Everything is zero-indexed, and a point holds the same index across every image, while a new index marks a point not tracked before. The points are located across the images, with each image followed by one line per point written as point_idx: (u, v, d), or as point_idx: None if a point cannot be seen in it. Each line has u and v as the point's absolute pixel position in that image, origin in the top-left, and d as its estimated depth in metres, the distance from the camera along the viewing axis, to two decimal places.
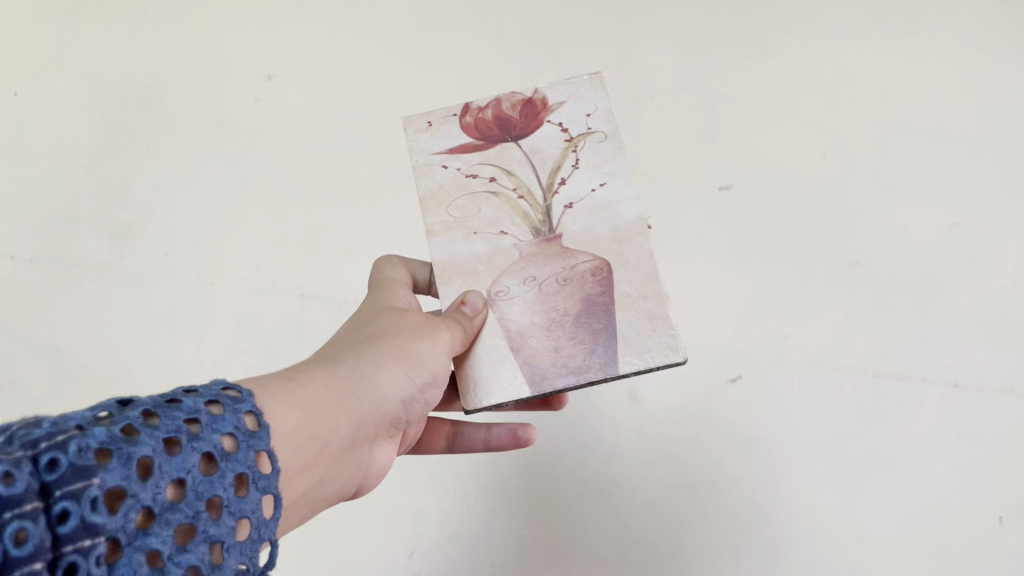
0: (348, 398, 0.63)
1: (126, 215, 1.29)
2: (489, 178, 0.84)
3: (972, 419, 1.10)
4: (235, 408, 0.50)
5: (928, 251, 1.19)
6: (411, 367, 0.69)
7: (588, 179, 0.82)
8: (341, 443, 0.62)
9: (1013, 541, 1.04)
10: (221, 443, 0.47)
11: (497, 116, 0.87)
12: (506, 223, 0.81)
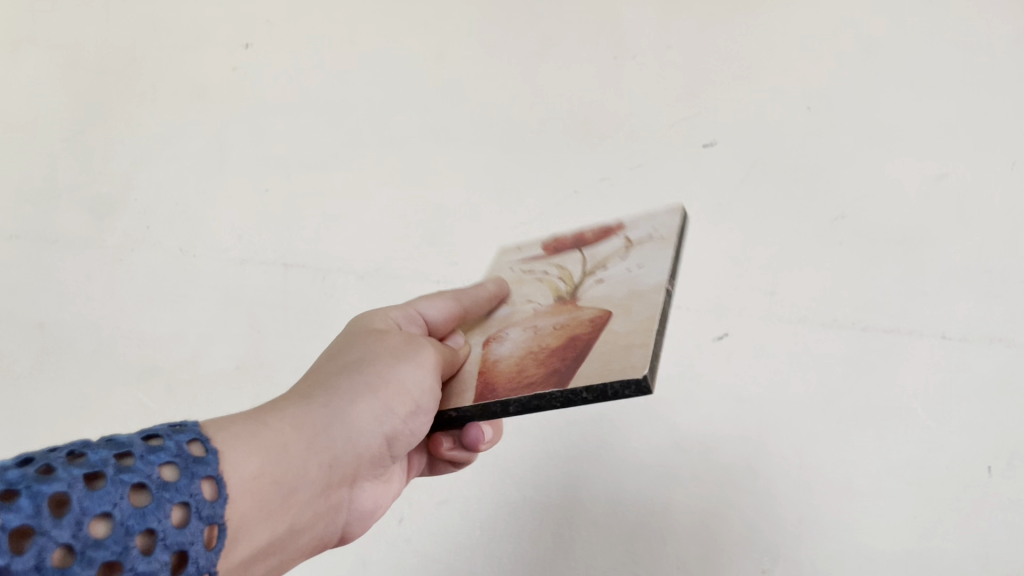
0: (316, 460, 0.65)
1: (105, 187, 1.28)
2: (542, 272, 0.95)
3: (961, 369, 1.09)
4: (193, 472, 0.51)
5: (916, 204, 1.15)
6: (388, 399, 0.73)
7: (630, 266, 0.87)
8: (308, 486, 0.64)
9: (1002, 490, 1.06)
10: (155, 475, 0.49)
11: (575, 239, 0.99)
12: (537, 297, 0.91)
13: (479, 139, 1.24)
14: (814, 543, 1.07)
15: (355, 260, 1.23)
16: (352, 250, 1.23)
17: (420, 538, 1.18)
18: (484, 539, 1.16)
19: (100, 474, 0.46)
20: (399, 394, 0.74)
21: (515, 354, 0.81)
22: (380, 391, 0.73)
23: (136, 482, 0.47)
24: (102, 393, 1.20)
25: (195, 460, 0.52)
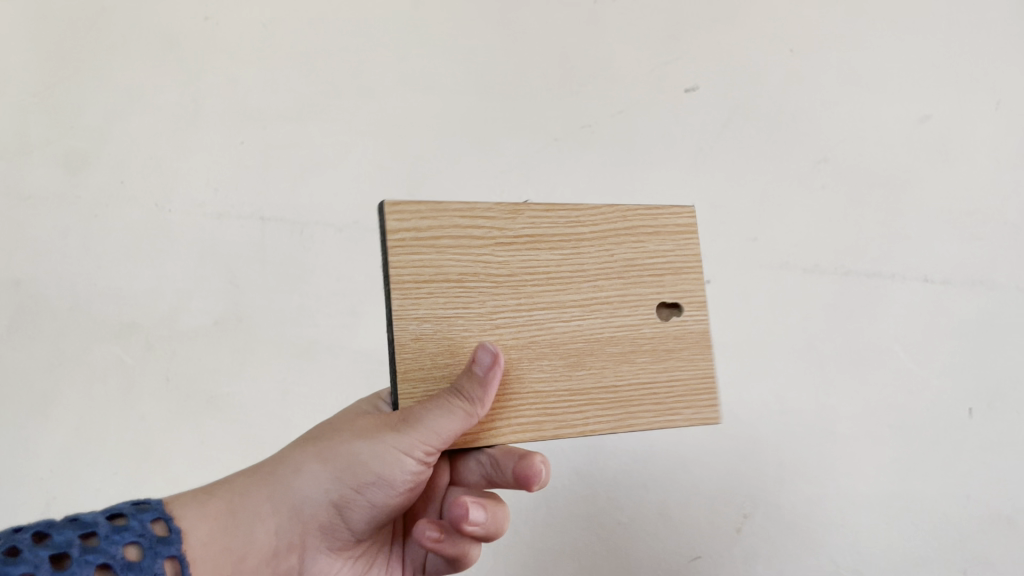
0: (265, 525, 0.67)
1: (79, 142, 1.22)
2: None
3: (942, 312, 1.12)
4: (156, 551, 0.56)
5: (893, 142, 1.19)
6: (337, 469, 0.67)
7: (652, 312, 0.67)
8: (263, 551, 0.67)
9: (983, 431, 1.09)
10: (120, 553, 0.54)
11: None
12: None
13: (457, 87, 1.22)
14: (799, 488, 1.05)
15: (333, 213, 1.22)
16: (331, 202, 1.22)
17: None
18: None
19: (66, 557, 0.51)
20: (352, 464, 0.67)
21: None
22: (327, 477, 0.67)
23: (102, 563, 0.52)
24: (80, 349, 1.14)
25: (159, 541, 0.57)
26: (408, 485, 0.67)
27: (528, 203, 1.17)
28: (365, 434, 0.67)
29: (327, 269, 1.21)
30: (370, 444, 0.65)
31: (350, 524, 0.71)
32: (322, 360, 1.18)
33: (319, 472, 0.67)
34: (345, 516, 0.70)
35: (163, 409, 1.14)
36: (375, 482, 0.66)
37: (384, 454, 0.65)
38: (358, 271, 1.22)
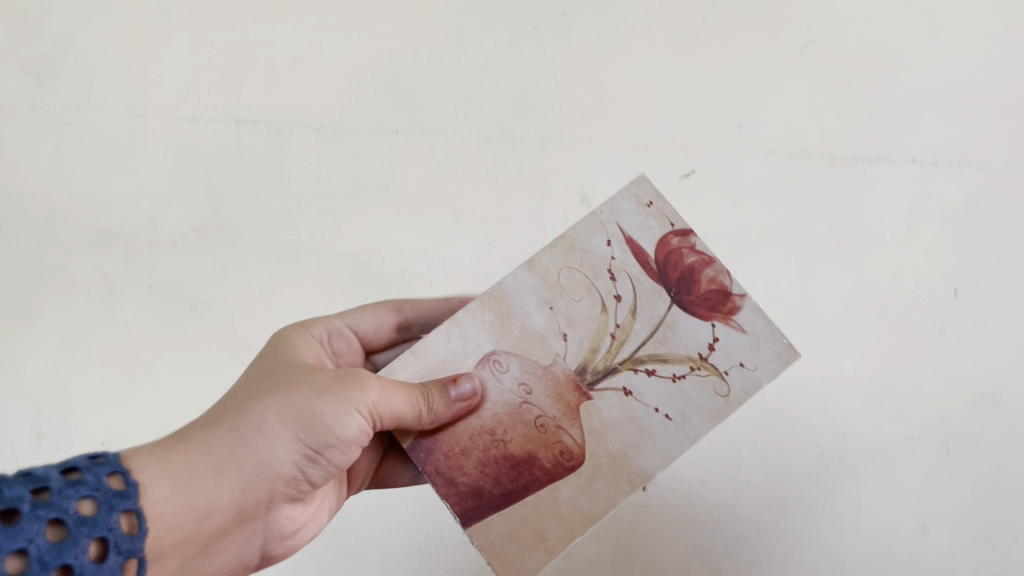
0: (228, 484, 0.67)
1: (43, 46, 1.23)
2: (615, 294, 0.78)
3: (928, 193, 1.08)
4: (111, 505, 0.55)
5: (882, 21, 1.12)
6: (302, 429, 0.69)
7: (665, 402, 0.74)
8: (226, 510, 0.67)
9: (967, 312, 1.05)
10: (74, 509, 0.52)
11: (693, 265, 0.77)
12: (575, 335, 0.78)
13: None
14: (774, 375, 1.06)
15: (310, 112, 1.18)
16: (307, 103, 1.18)
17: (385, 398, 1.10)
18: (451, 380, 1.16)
19: (21, 510, 0.50)
20: (319, 432, 0.69)
21: (487, 417, 0.77)
22: (294, 437, 0.69)
23: (53, 518, 0.51)
24: (60, 261, 1.16)
25: (115, 498, 0.55)
26: (342, 453, 0.72)
27: (506, 96, 1.15)
28: (331, 392, 0.70)
29: (304, 171, 1.17)
30: (333, 403, 0.69)
31: (309, 475, 0.72)
32: (306, 263, 1.14)
33: (282, 433, 0.69)
34: (309, 467, 0.72)
35: (148, 315, 1.14)
36: (336, 443, 0.70)
37: (333, 413, 0.69)
38: (331, 172, 1.16)
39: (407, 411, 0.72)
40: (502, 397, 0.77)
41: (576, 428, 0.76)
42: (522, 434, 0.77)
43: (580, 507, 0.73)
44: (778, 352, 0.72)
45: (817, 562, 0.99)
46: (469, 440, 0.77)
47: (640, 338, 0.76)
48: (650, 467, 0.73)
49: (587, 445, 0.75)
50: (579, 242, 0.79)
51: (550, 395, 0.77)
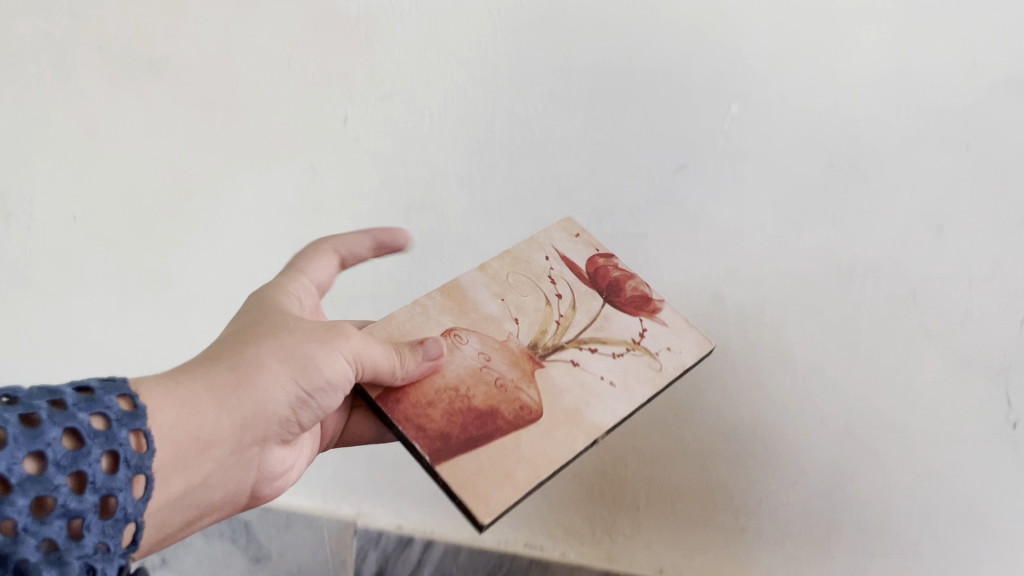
0: (218, 408, 0.50)
1: None
2: (557, 293, 0.66)
3: None
4: (125, 423, 0.42)
5: None
6: (296, 373, 0.53)
7: (611, 370, 0.61)
8: (224, 444, 0.50)
9: None
10: (87, 421, 0.40)
11: (616, 279, 0.68)
12: (522, 321, 0.64)
13: None
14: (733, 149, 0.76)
15: None
16: None
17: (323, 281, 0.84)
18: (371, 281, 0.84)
19: (37, 417, 0.38)
20: (316, 378, 0.53)
21: (451, 376, 0.59)
22: (285, 380, 0.52)
23: (66, 427, 0.39)
24: None
25: (130, 415, 0.43)
26: (330, 403, 0.56)
27: None
28: (318, 342, 0.54)
29: None
30: (313, 345, 0.53)
31: (297, 421, 0.55)
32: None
33: (276, 372, 0.52)
34: (296, 416, 0.55)
35: None
36: (325, 388, 0.54)
37: (320, 357, 0.53)
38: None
39: (386, 363, 0.56)
40: (461, 361, 0.60)
41: (532, 388, 0.59)
42: (483, 395, 0.58)
43: (543, 453, 0.55)
44: (698, 340, 0.64)
45: (857, 467, 0.73)
46: (435, 393, 0.58)
47: (583, 325, 0.64)
48: (607, 420, 0.58)
49: (545, 401, 0.58)
50: (522, 254, 0.69)
51: (506, 361, 0.61)
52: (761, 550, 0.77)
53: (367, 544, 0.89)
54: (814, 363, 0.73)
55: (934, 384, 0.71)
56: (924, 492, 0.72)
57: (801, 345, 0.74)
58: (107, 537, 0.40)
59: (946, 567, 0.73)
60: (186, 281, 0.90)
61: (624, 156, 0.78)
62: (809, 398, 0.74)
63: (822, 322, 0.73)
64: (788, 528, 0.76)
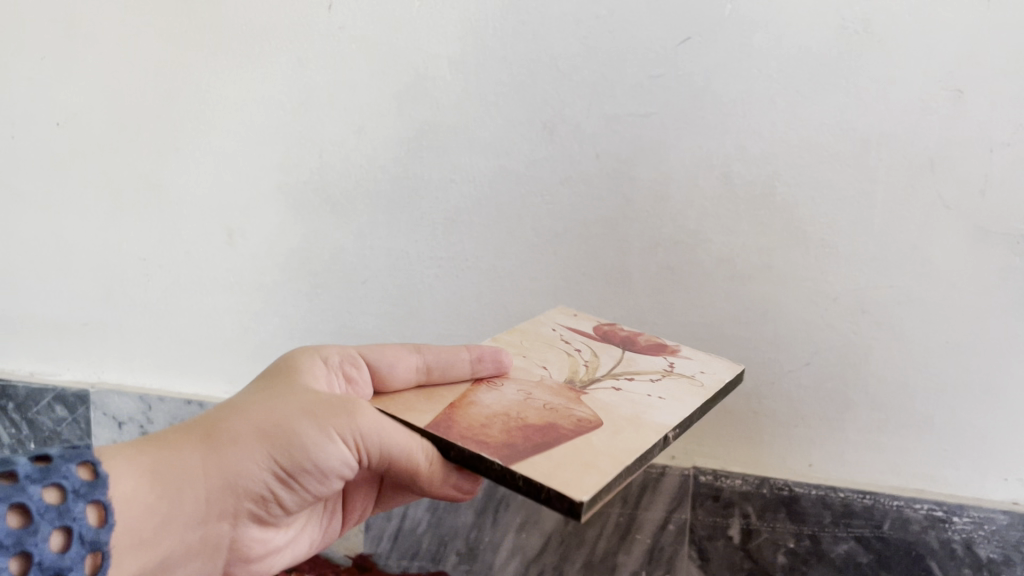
0: (193, 485, 0.54)
1: None
2: (577, 346, 0.66)
3: None
4: (79, 497, 0.48)
5: None
6: (280, 449, 0.54)
7: (656, 389, 0.59)
8: (192, 517, 0.55)
9: None
10: (40, 499, 0.46)
11: (635, 338, 0.69)
12: (549, 367, 0.62)
13: None
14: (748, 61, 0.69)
15: None
16: None
17: (333, 183, 0.83)
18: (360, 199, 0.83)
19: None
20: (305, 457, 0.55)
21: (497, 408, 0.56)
22: (265, 459, 0.55)
23: (13, 504, 0.44)
24: None
25: (89, 485, 0.49)
26: (317, 486, 0.57)
27: None
28: (309, 416, 0.54)
29: None
30: (388, 349, 0.60)
31: (281, 499, 0.58)
32: None
33: (255, 446, 0.54)
34: (273, 496, 0.57)
35: None
36: (311, 467, 0.55)
37: (312, 439, 0.54)
38: None
39: (459, 368, 0.59)
40: (502, 401, 0.57)
41: (584, 407, 0.56)
42: (536, 415, 0.54)
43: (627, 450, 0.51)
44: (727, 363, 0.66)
45: (870, 338, 0.72)
46: (486, 417, 0.54)
47: (611, 364, 0.63)
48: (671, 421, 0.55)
49: (602, 414, 0.55)
50: (529, 327, 0.69)
51: (550, 394, 0.58)
52: (774, 432, 0.77)
53: None
54: (828, 238, 0.71)
55: (954, 258, 0.69)
56: (940, 373, 0.72)
57: (814, 224, 0.71)
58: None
59: (956, 447, 0.73)
60: (183, 211, 0.90)
61: (624, 35, 0.71)
62: (822, 274, 0.72)
63: (836, 199, 0.70)
64: (800, 409, 0.76)
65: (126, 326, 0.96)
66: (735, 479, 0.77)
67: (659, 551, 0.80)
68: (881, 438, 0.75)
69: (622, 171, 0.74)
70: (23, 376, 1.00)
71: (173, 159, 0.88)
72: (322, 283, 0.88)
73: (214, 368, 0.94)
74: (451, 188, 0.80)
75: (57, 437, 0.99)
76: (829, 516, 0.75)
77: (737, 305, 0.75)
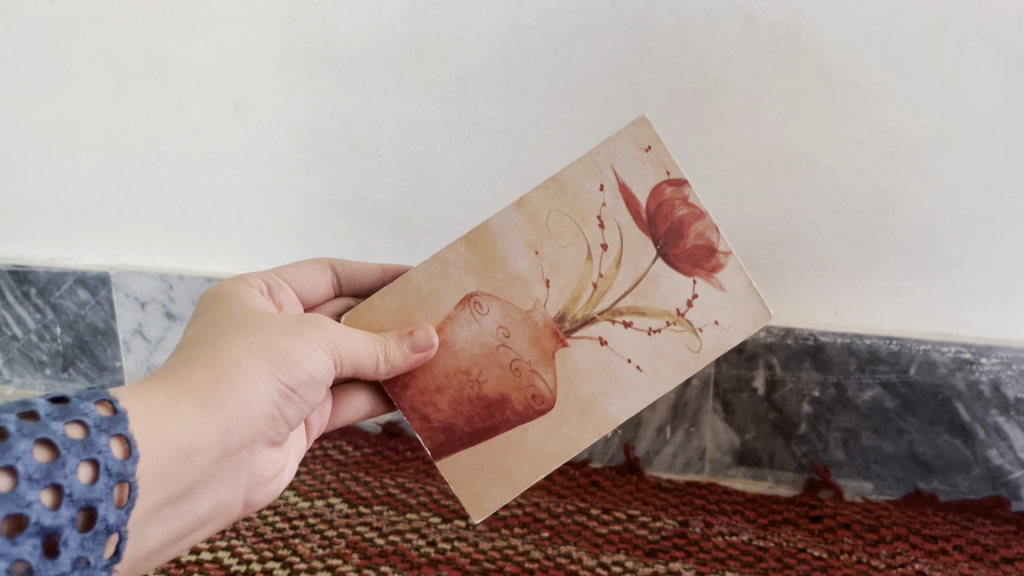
0: (208, 421, 0.48)
1: None
2: (603, 243, 0.58)
3: None
4: (103, 428, 0.41)
5: None
6: (277, 368, 0.52)
7: (641, 353, 0.60)
8: (214, 449, 0.49)
9: None
10: (63, 431, 0.39)
11: (680, 220, 0.57)
12: (553, 291, 0.60)
13: None
14: None
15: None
16: None
17: (339, 47, 0.81)
18: (369, 65, 0.81)
19: (9, 430, 0.37)
20: (300, 373, 0.53)
21: (466, 357, 0.61)
22: (270, 380, 0.51)
23: (37, 439, 0.38)
24: None
25: (110, 420, 0.42)
26: (310, 395, 0.55)
27: None
28: (294, 336, 0.53)
29: None
30: (306, 268, 0.67)
31: (286, 418, 0.55)
32: None
33: (256, 369, 0.50)
34: (284, 413, 0.54)
35: None
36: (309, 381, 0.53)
37: (298, 353, 0.53)
38: None
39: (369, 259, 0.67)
40: (479, 339, 0.60)
41: (549, 372, 0.61)
42: (496, 378, 0.61)
43: (547, 450, 0.61)
44: (754, 313, 0.57)
45: (900, 180, 0.70)
46: (445, 376, 0.61)
47: (625, 288, 0.59)
48: (620, 413, 0.60)
49: (560, 390, 0.61)
50: (570, 182, 0.58)
51: (526, 337, 0.60)
52: (800, 284, 0.75)
53: None
54: (856, 79, 0.68)
55: (988, 90, 0.66)
56: (973, 216, 0.70)
57: (842, 64, 0.68)
58: (87, 547, 0.39)
59: (985, 288, 0.71)
60: (185, 86, 0.87)
61: None
62: (850, 117, 0.69)
63: (866, 35, 0.67)
64: (826, 258, 0.74)
65: (139, 207, 0.95)
66: (759, 331, 0.76)
67: (683, 405, 0.81)
68: (911, 285, 0.73)
69: (640, 17, 0.71)
70: (43, 262, 1.00)
71: (173, 31, 0.85)
72: (334, 154, 0.85)
73: (230, 245, 0.93)
74: (460, 46, 0.77)
75: (82, 319, 1.00)
76: (854, 364, 0.74)
77: (760, 155, 0.73)
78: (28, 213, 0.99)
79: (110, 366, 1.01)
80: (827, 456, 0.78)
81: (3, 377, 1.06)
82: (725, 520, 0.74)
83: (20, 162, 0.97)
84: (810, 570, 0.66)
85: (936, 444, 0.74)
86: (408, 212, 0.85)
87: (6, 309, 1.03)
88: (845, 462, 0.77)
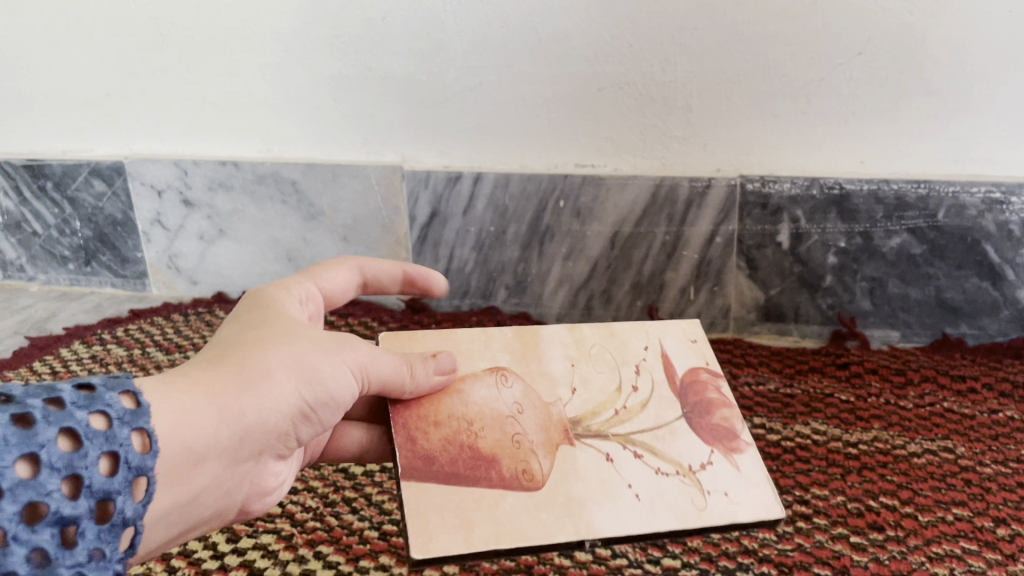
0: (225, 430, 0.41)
1: None
2: (631, 382, 0.54)
3: None
4: (126, 419, 0.36)
5: None
6: (305, 382, 0.44)
7: (642, 481, 0.49)
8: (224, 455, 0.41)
9: None
10: (82, 420, 0.34)
11: (707, 400, 0.53)
12: (569, 393, 0.52)
13: None
14: None
15: None
16: None
17: None
18: None
19: (31, 417, 0.33)
20: (326, 390, 0.44)
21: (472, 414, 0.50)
22: (294, 396, 0.43)
23: (59, 428, 0.33)
24: None
25: (134, 412, 0.37)
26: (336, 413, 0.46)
27: None
28: (323, 349, 0.45)
29: None
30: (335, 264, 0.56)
31: (298, 437, 0.46)
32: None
33: (284, 378, 0.43)
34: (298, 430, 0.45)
35: None
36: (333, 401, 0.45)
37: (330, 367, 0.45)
38: None
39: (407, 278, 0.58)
40: (489, 406, 0.50)
41: (545, 462, 0.49)
42: (494, 440, 0.49)
43: (519, 529, 0.45)
44: (766, 503, 0.49)
45: (933, 16, 0.67)
46: (448, 417, 0.49)
47: (643, 427, 0.51)
48: (605, 528, 0.46)
49: (554, 475, 0.48)
50: (620, 332, 0.56)
51: (537, 421, 0.50)
52: (825, 132, 0.74)
53: (418, 187, 0.86)
54: None
55: None
56: (1008, 50, 0.68)
57: None
58: (103, 542, 0.34)
59: (1016, 125, 0.70)
60: None
61: None
62: None
63: None
64: (853, 104, 0.72)
65: (147, 92, 0.93)
66: (784, 184, 0.75)
67: (706, 265, 0.80)
68: (940, 127, 0.71)
69: None
70: (56, 155, 0.99)
71: None
72: (341, 25, 0.82)
73: (241, 128, 0.91)
74: None
75: (101, 211, 0.99)
76: (881, 211, 0.74)
77: None
78: (36, 105, 0.98)
79: (132, 258, 1.01)
80: (853, 306, 0.78)
81: (26, 275, 1.06)
82: (752, 372, 0.74)
83: (21, 52, 0.94)
84: (838, 412, 0.67)
85: (963, 288, 0.74)
86: (420, 83, 0.82)
87: (23, 206, 1.02)
88: (871, 312, 0.77)
